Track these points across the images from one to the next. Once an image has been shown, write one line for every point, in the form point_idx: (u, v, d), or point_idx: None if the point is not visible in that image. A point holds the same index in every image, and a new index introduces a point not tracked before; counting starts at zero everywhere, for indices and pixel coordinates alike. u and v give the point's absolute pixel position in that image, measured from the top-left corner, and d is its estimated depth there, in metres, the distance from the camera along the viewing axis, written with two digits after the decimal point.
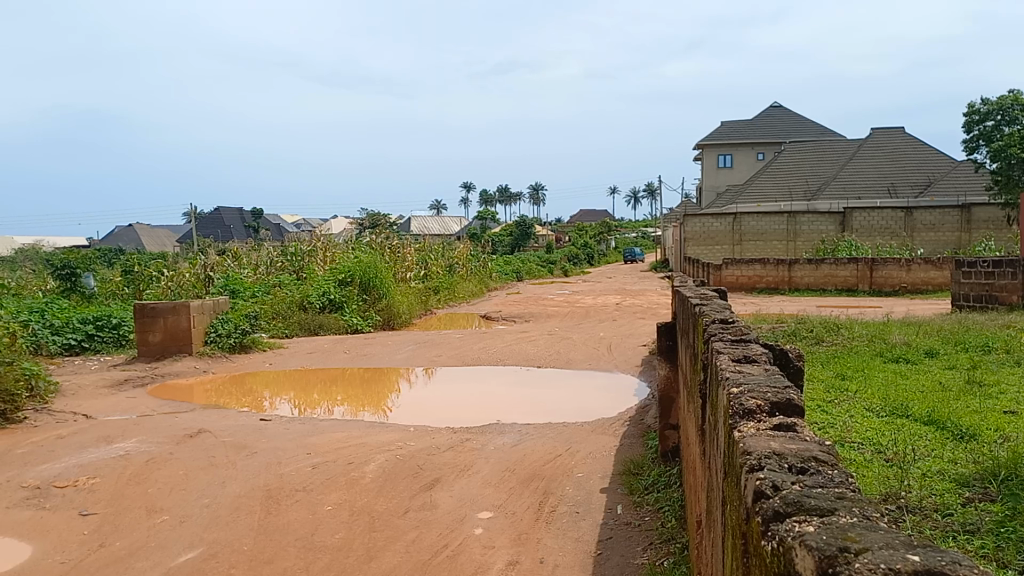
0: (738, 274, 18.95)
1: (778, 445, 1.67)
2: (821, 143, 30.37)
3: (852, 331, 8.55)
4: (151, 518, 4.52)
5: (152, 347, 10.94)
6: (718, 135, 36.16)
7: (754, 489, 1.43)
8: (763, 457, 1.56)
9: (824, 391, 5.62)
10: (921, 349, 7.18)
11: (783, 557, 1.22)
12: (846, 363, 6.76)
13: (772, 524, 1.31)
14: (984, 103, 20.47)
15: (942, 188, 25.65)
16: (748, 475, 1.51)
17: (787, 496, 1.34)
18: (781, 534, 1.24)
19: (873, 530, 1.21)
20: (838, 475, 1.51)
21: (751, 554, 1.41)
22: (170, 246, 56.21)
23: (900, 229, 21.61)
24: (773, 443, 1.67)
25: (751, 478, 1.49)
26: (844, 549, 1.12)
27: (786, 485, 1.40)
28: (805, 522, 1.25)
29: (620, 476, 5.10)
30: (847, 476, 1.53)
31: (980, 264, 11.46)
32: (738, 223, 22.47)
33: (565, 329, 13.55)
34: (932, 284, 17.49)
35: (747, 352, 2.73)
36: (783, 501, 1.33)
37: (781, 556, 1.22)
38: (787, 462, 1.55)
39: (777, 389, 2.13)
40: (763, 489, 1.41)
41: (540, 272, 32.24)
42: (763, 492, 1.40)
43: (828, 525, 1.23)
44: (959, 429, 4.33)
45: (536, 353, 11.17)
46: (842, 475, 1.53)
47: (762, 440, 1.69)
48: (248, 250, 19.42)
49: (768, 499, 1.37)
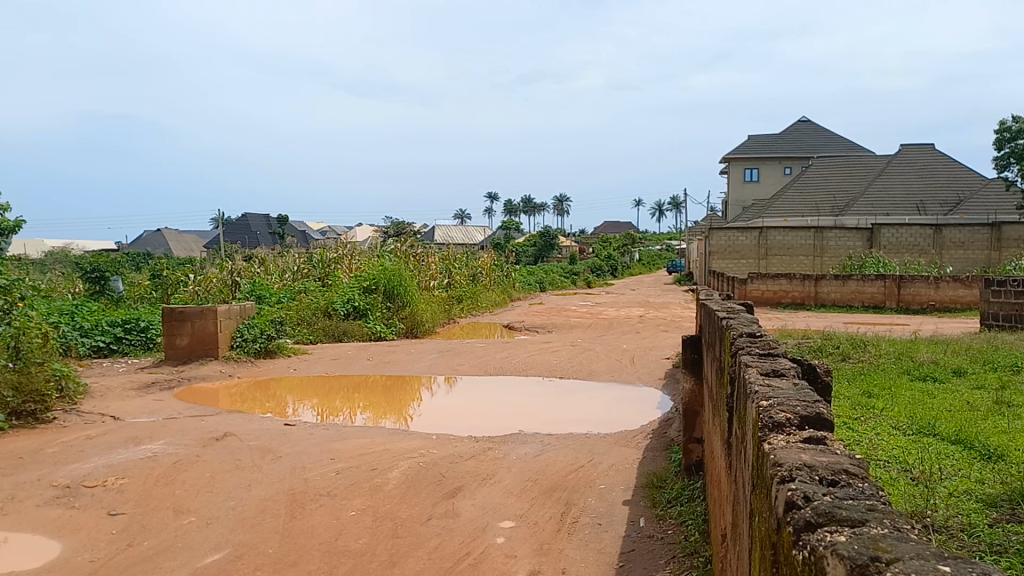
0: (763, 289, 18.97)
1: (809, 457, 1.67)
2: (850, 159, 30.15)
3: (878, 348, 8.49)
4: (179, 518, 4.59)
5: (179, 350, 11.08)
6: (745, 149, 36.07)
7: (786, 499, 1.44)
8: (794, 469, 1.58)
9: (850, 408, 5.59)
10: (949, 368, 7.11)
11: (814, 566, 1.23)
12: (873, 380, 6.72)
13: (803, 532, 1.32)
14: (1016, 121, 20.23)
15: (972, 206, 25.32)
16: (780, 486, 1.53)
17: (818, 507, 1.36)
18: (812, 543, 1.26)
19: (904, 542, 1.22)
20: (869, 488, 1.51)
21: (781, 563, 1.42)
22: (197, 251, 57.08)
23: (929, 246, 21.38)
24: (804, 455, 1.68)
25: (783, 488, 1.50)
26: (875, 558, 1.14)
27: (817, 496, 1.42)
28: (837, 532, 1.26)
29: (643, 488, 5.10)
30: (877, 489, 1.53)
31: (1011, 283, 11.30)
32: (764, 237, 22.46)
33: (589, 340, 13.58)
34: (961, 303, 17.27)
35: (774, 365, 2.74)
36: (816, 511, 1.34)
37: (812, 564, 1.24)
38: (818, 475, 1.56)
39: (807, 403, 2.13)
40: (794, 499, 1.42)
41: (563, 282, 32.26)
42: (795, 503, 1.41)
43: (860, 535, 1.24)
44: (987, 449, 4.30)
45: (560, 363, 11.21)
46: (872, 487, 1.53)
47: (793, 452, 1.71)
48: (275, 255, 19.64)
49: (800, 509, 1.38)
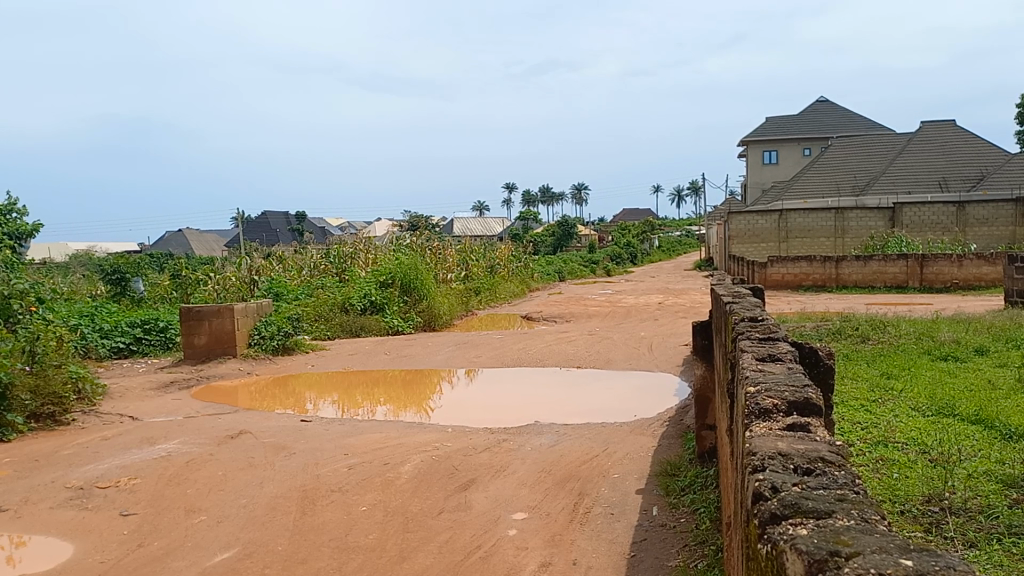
0: (784, 272, 18.73)
1: (785, 445, 1.63)
2: (869, 137, 29.76)
3: (898, 328, 8.36)
4: (190, 517, 4.60)
5: (197, 349, 11.12)
6: (763, 132, 35.76)
7: (755, 490, 1.42)
8: (768, 458, 1.55)
9: (868, 390, 5.50)
10: (970, 347, 6.98)
11: (777, 562, 1.20)
12: (893, 361, 6.61)
13: (768, 526, 1.28)
14: None
15: (996, 182, 24.93)
16: (751, 477, 1.50)
17: (785, 499, 1.32)
18: (774, 538, 1.22)
19: (869, 534, 1.17)
20: (845, 476, 1.46)
21: (752, 557, 1.39)
22: (218, 250, 57.52)
23: (952, 224, 21.09)
24: (780, 443, 1.64)
25: (753, 480, 1.47)
26: (835, 553, 1.10)
27: (785, 487, 1.39)
28: (800, 525, 1.22)
29: (657, 476, 5.06)
30: (854, 478, 1.47)
31: None
32: (784, 220, 22.27)
33: (606, 328, 13.51)
34: (985, 280, 17.16)
35: (773, 350, 2.68)
36: (781, 503, 1.31)
37: (775, 560, 1.21)
38: (793, 464, 1.52)
39: (797, 388, 2.08)
40: (762, 491, 1.39)
41: (581, 271, 32.11)
42: (762, 494, 1.38)
43: (822, 528, 1.19)
44: (1007, 429, 4.20)
45: (577, 353, 11.14)
46: (850, 476, 1.47)
47: (769, 441, 1.67)
48: (292, 252, 19.68)
49: (767, 501, 1.35)
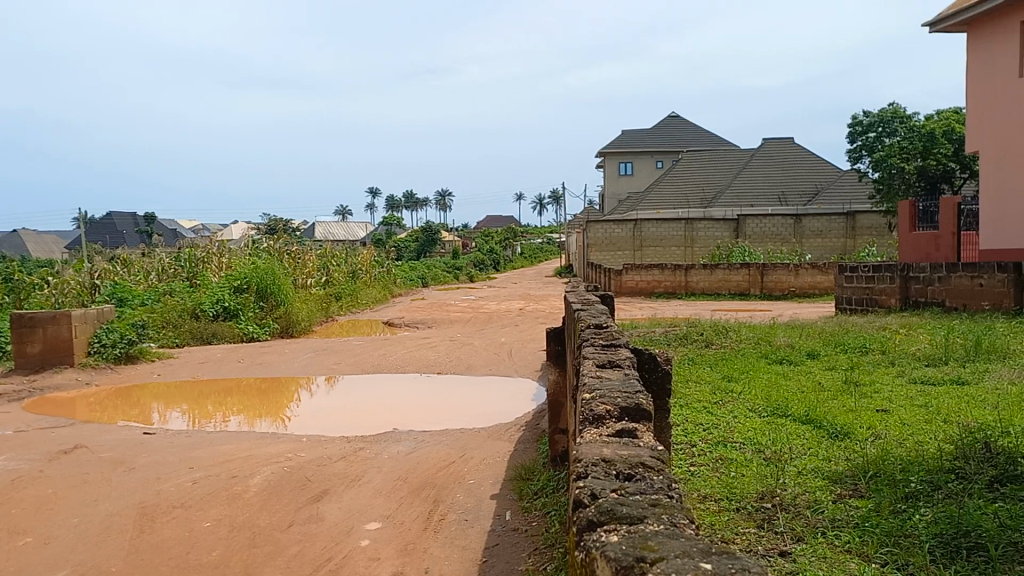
0: (638, 279, 19.38)
1: (610, 451, 1.69)
2: (717, 152, 31.31)
3: (740, 334, 8.81)
4: (13, 540, 4.26)
5: (30, 358, 10.36)
6: (620, 144, 36.97)
7: (576, 498, 1.47)
8: (592, 464, 1.61)
9: (711, 392, 5.75)
10: (804, 351, 7.44)
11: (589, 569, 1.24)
12: (734, 364, 6.95)
13: (584, 533, 1.32)
14: (868, 114, 20.75)
15: (829, 197, 26.73)
16: (574, 482, 1.55)
17: (601, 505, 1.37)
18: (588, 545, 1.27)
19: (674, 538, 1.23)
20: (661, 480, 1.52)
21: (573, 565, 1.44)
22: (57, 253, 53.81)
23: (790, 235, 22.48)
24: (605, 449, 1.70)
25: (576, 485, 1.52)
26: (641, 559, 1.15)
27: (603, 493, 1.44)
28: (612, 532, 1.27)
29: (511, 480, 5.12)
30: (670, 482, 1.54)
31: (861, 268, 11.83)
32: (639, 229, 23.07)
33: (467, 334, 13.55)
34: (818, 288, 18.34)
35: (612, 357, 2.77)
36: (598, 509, 1.35)
37: (587, 567, 1.25)
38: (615, 469, 1.58)
39: (629, 394, 2.15)
40: (582, 498, 1.44)
41: (445, 277, 32.11)
42: (582, 501, 1.43)
43: (632, 534, 1.24)
44: (834, 428, 4.49)
45: (437, 359, 11.12)
46: (666, 480, 1.54)
47: (596, 447, 1.72)
48: (139, 255, 18.66)
49: (586, 508, 1.40)
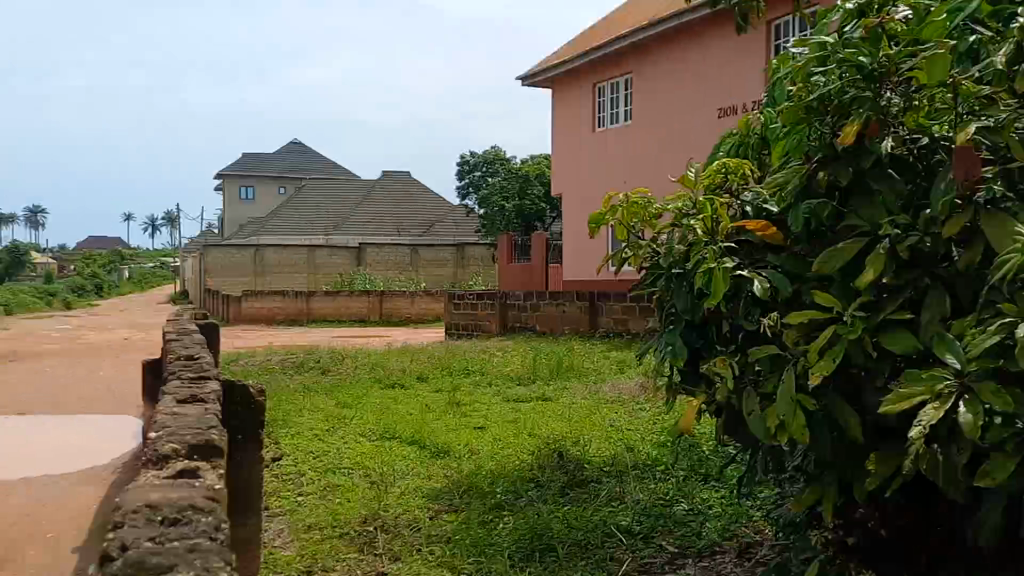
0: (257, 306, 18.76)
1: (157, 496, 1.65)
2: (338, 181, 31.67)
3: (355, 360, 8.92)
4: None
5: None
6: (239, 167, 35.74)
7: (104, 552, 1.43)
8: (133, 512, 1.56)
9: (323, 420, 5.73)
10: (414, 375, 7.75)
11: None
12: (347, 391, 7.01)
13: None
14: (473, 155, 22.43)
15: (443, 229, 28.37)
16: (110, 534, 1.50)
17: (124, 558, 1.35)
18: None
19: None
20: (205, 525, 1.53)
21: None
22: None
23: (407, 264, 23.47)
24: (154, 494, 1.66)
25: (109, 537, 1.48)
26: None
27: (134, 545, 1.43)
28: None
29: (99, 530, 4.61)
30: (217, 526, 1.55)
31: (468, 296, 12.70)
32: (260, 255, 22.43)
33: (57, 368, 12.01)
34: (431, 315, 19.36)
35: (196, 390, 2.67)
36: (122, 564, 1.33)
37: None
38: (159, 515, 1.55)
39: (199, 430, 2.10)
40: (109, 552, 1.41)
41: (33, 304, 28.26)
42: (108, 556, 1.40)
43: None
44: (436, 446, 4.72)
45: (17, 397, 9.69)
46: (212, 523, 1.56)
47: (142, 493, 1.67)
48: None
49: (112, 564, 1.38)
